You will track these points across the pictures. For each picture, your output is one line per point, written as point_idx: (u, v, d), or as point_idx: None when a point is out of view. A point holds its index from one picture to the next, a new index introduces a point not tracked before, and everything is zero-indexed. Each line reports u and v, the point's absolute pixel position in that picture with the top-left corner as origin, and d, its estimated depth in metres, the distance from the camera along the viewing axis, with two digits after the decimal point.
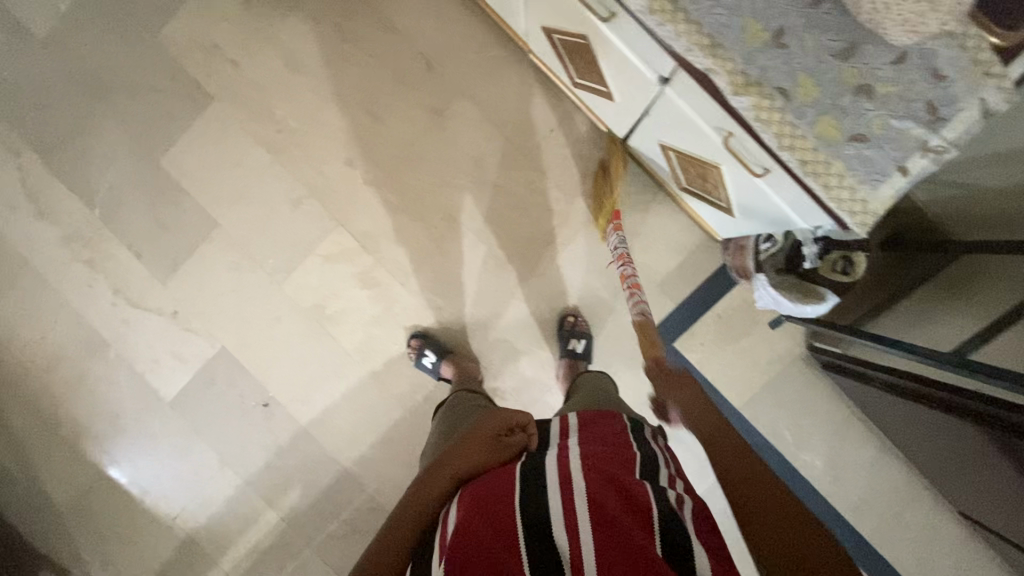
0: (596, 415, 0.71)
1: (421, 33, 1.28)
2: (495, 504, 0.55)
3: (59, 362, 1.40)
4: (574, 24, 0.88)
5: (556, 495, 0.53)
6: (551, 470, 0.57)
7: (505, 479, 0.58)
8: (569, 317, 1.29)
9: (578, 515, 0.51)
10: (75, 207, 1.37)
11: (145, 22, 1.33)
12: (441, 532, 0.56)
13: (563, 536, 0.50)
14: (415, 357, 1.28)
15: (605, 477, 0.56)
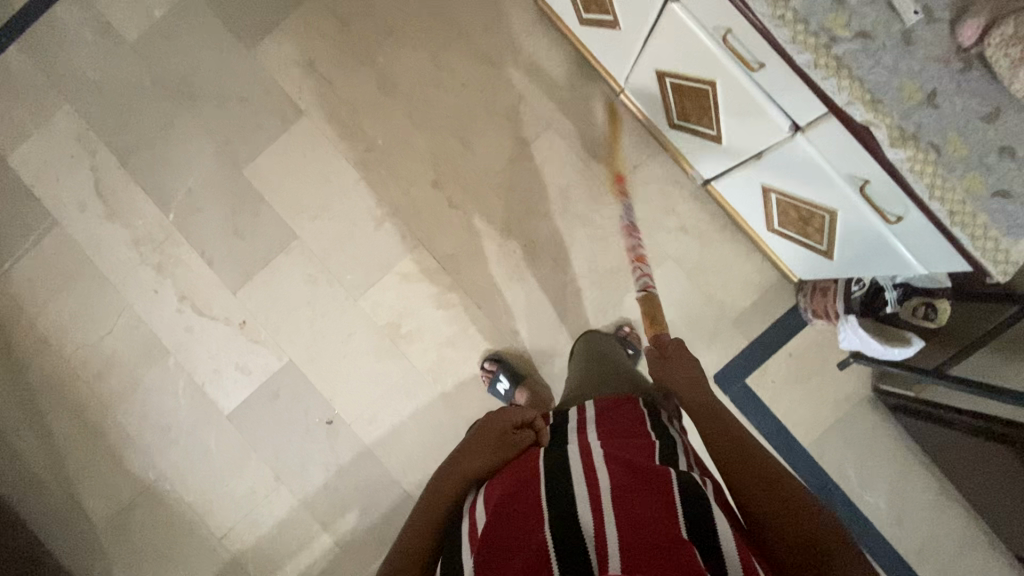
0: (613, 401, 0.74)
1: (514, 66, 1.34)
2: (511, 495, 0.59)
3: (112, 368, 1.35)
4: (701, 71, 0.93)
5: (581, 486, 0.57)
6: (575, 460, 0.61)
7: (523, 471, 0.62)
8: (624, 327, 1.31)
9: (599, 500, 0.56)
10: (148, 210, 1.35)
11: (241, 35, 1.35)
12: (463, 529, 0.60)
13: (587, 519, 0.54)
14: (489, 381, 1.28)
15: (627, 470, 0.59)
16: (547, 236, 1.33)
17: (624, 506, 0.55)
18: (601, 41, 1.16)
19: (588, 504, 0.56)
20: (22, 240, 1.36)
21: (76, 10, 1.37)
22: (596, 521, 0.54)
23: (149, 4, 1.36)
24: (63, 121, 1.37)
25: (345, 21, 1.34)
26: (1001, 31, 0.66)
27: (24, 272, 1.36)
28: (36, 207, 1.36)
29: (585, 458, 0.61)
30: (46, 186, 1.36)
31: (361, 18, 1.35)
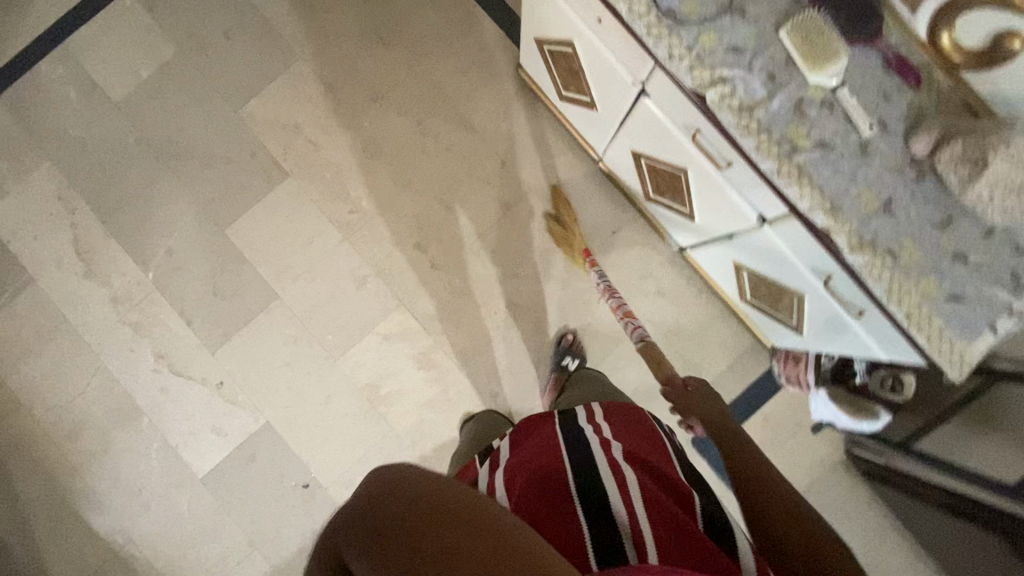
0: (622, 406, 0.79)
1: (497, 133, 1.37)
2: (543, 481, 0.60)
3: (84, 428, 1.33)
4: (673, 157, 0.96)
5: (605, 464, 0.62)
6: (599, 450, 0.65)
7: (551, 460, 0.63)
8: (567, 335, 1.33)
9: (625, 485, 0.59)
10: (128, 268, 1.35)
11: (228, 98, 1.37)
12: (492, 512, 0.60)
13: (617, 502, 0.57)
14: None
15: (650, 472, 0.64)
16: (527, 298, 1.35)
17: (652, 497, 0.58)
18: (579, 116, 1.20)
19: (615, 488, 0.59)
20: None
21: (60, 69, 1.38)
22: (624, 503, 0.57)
23: (136, 65, 1.38)
24: (44, 178, 1.36)
25: (332, 86, 1.37)
26: (949, 150, 0.71)
27: None
28: (11, 265, 1.35)
29: (608, 453, 0.65)
30: (23, 243, 1.35)
31: (348, 83, 1.38)
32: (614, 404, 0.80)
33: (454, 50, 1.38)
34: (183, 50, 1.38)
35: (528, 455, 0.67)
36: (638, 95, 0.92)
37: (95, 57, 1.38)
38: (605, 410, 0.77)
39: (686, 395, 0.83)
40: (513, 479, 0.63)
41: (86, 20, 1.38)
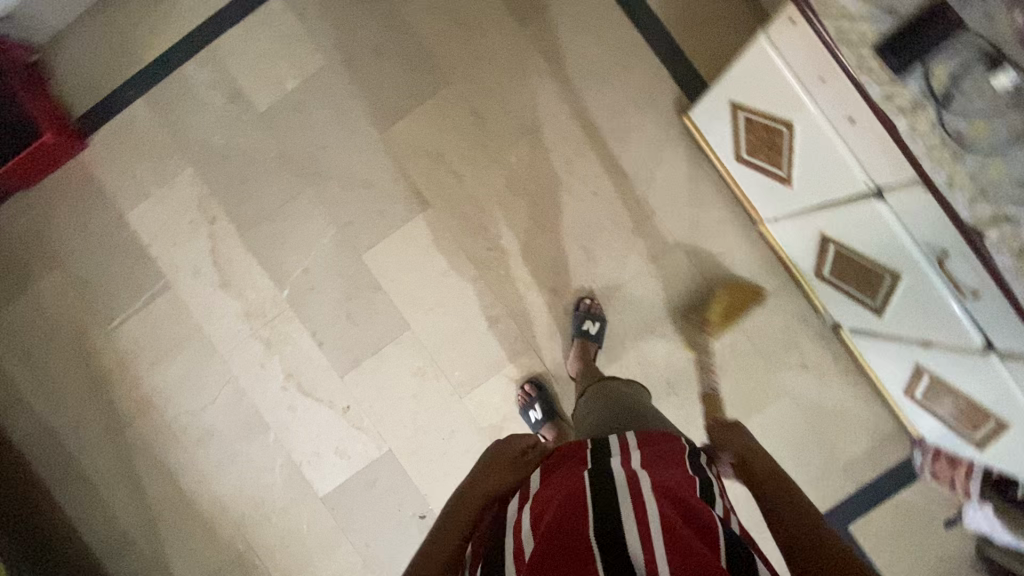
0: (654, 436, 0.72)
1: (650, 180, 1.30)
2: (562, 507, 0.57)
3: (211, 436, 1.36)
4: (886, 260, 0.90)
5: (623, 488, 0.58)
6: (625, 490, 0.58)
7: (575, 486, 0.60)
8: (585, 300, 1.31)
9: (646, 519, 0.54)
10: (263, 284, 1.34)
11: (374, 118, 1.33)
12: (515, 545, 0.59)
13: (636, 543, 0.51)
14: (523, 404, 1.29)
15: (670, 495, 0.58)
16: (662, 356, 1.31)
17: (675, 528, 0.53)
18: (758, 181, 1.13)
19: (634, 523, 0.53)
20: (133, 299, 1.36)
21: (208, 73, 1.35)
22: (643, 542, 0.51)
23: (283, 74, 1.33)
24: (185, 184, 1.35)
25: (481, 115, 1.32)
26: None
27: (132, 330, 1.36)
28: (150, 268, 1.36)
29: (632, 484, 0.59)
30: (162, 248, 1.35)
31: (498, 114, 1.32)
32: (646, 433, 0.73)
33: (611, 88, 1.30)
34: (332, 63, 1.33)
35: (556, 481, 0.63)
36: (866, 195, 0.85)
37: (242, 62, 1.34)
38: (637, 440, 0.71)
39: (716, 428, 0.82)
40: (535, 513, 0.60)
41: (237, 23, 1.34)
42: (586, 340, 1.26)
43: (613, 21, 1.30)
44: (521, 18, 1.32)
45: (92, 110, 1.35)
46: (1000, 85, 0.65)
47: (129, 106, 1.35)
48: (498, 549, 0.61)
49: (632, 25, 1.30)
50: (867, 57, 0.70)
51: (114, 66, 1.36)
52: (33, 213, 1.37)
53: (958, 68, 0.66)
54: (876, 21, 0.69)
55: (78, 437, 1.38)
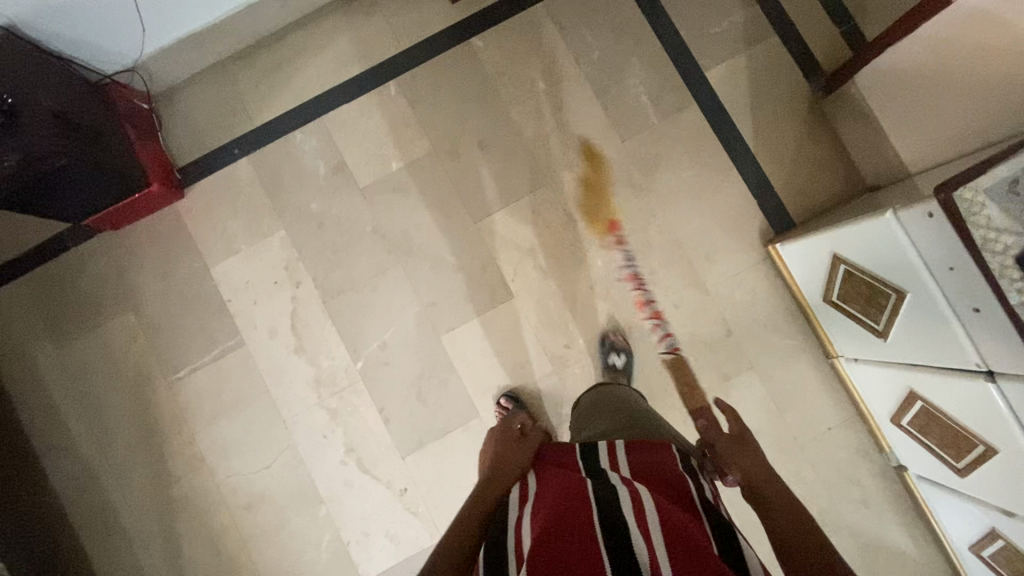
0: (651, 443, 0.79)
1: (730, 301, 1.35)
2: (564, 511, 0.63)
3: (259, 502, 1.32)
4: (982, 431, 0.94)
5: (629, 502, 0.64)
6: (627, 500, 0.64)
7: (579, 493, 0.66)
8: (609, 334, 1.35)
9: (649, 522, 0.61)
10: (338, 353, 1.34)
11: (471, 207, 1.38)
12: (516, 540, 0.64)
13: (640, 539, 0.58)
14: (503, 417, 1.29)
15: (669, 511, 0.64)
16: None
17: (676, 531, 0.60)
18: (843, 323, 1.16)
19: (639, 529, 0.60)
20: (202, 351, 1.35)
21: (315, 142, 1.39)
22: (645, 537, 0.59)
23: (388, 154, 1.39)
24: (275, 245, 1.36)
25: (573, 218, 1.38)
26: None
27: (196, 383, 1.34)
28: (226, 322, 1.35)
29: (631, 488, 0.67)
30: (242, 304, 1.36)
31: (590, 218, 1.38)
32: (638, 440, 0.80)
33: (701, 210, 1.37)
34: (436, 150, 1.39)
35: (556, 487, 0.70)
36: (975, 373, 0.89)
37: (350, 138, 1.39)
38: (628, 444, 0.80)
39: (723, 439, 0.83)
40: (538, 510, 0.66)
41: (349, 100, 1.39)
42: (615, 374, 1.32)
43: (709, 146, 1.37)
44: (621, 132, 1.39)
45: (194, 163, 1.38)
46: None
47: (232, 164, 1.38)
48: (500, 537, 0.67)
49: (726, 154, 1.37)
50: (1009, 266, 0.74)
51: (222, 124, 1.39)
52: (116, 254, 1.37)
53: None
54: None
55: (120, 485, 1.33)
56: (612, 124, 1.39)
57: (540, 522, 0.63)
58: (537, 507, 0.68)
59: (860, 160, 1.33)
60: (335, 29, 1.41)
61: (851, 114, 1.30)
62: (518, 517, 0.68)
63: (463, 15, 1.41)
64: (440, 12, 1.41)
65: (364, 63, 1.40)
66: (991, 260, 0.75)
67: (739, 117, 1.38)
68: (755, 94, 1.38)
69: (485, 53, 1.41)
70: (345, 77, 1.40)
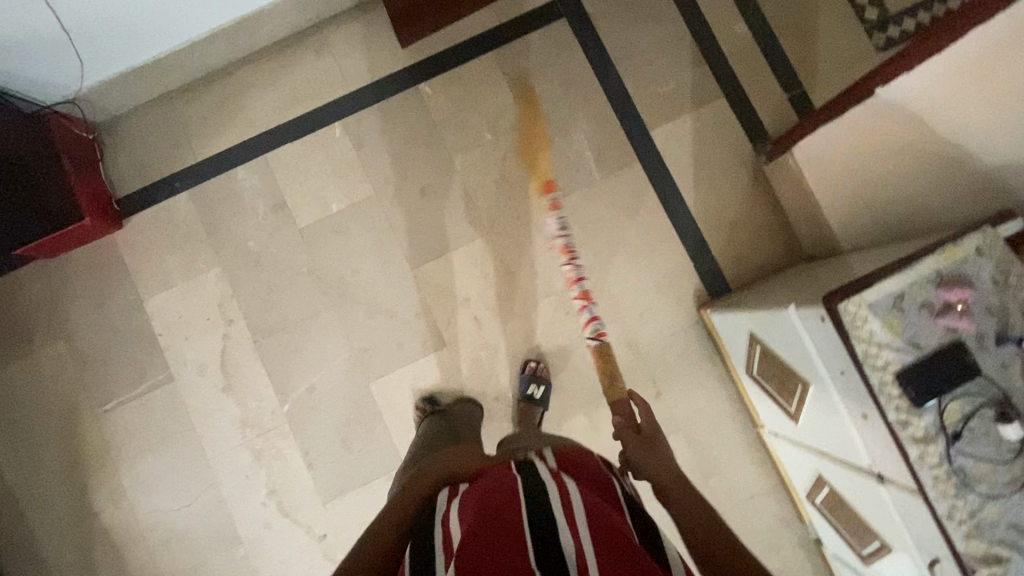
0: (578, 455, 0.80)
1: (662, 363, 1.34)
2: (493, 505, 0.61)
3: (178, 539, 1.32)
4: (879, 527, 0.93)
5: (557, 497, 0.63)
6: (555, 494, 0.64)
7: (509, 487, 0.64)
8: (531, 363, 1.34)
9: (574, 513, 0.61)
10: (266, 394, 1.34)
11: (408, 254, 1.38)
12: (444, 536, 0.61)
13: (566, 529, 0.58)
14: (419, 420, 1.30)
15: (598, 507, 0.64)
16: None
17: (600, 523, 0.60)
18: (762, 398, 1.16)
19: (565, 523, 0.59)
20: (131, 385, 1.34)
21: (256, 180, 1.38)
22: (571, 528, 0.58)
23: (329, 197, 1.38)
24: (210, 282, 1.36)
25: (511, 270, 1.37)
26: None
27: (123, 416, 1.34)
28: (156, 357, 1.35)
29: (559, 484, 0.67)
30: (173, 339, 1.35)
31: (528, 271, 1.37)
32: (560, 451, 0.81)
33: (639, 269, 1.36)
34: (378, 195, 1.38)
35: (485, 482, 0.67)
36: (868, 473, 0.88)
37: (292, 178, 1.38)
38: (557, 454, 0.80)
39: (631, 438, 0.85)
40: (467, 504, 0.64)
41: (294, 139, 1.39)
42: (531, 404, 1.29)
43: (650, 206, 1.37)
44: (564, 186, 1.39)
45: (134, 194, 1.38)
46: (1006, 435, 0.72)
47: (172, 197, 1.38)
48: (428, 532, 0.64)
49: (666, 215, 1.37)
50: (887, 381, 0.74)
51: (165, 157, 1.39)
52: (51, 283, 1.36)
53: (965, 410, 0.73)
54: (898, 352, 0.74)
55: (41, 514, 1.33)
56: (556, 177, 1.39)
57: (467, 515, 0.61)
58: (466, 500, 0.65)
59: (798, 230, 1.33)
60: (283, 68, 1.40)
61: (789, 183, 1.28)
62: (446, 513, 0.65)
63: (413, 60, 1.41)
64: (390, 56, 1.41)
65: (310, 103, 1.40)
66: (872, 374, 0.75)
67: (682, 178, 1.38)
68: (699, 155, 1.38)
69: (433, 99, 1.40)
70: (290, 116, 1.39)
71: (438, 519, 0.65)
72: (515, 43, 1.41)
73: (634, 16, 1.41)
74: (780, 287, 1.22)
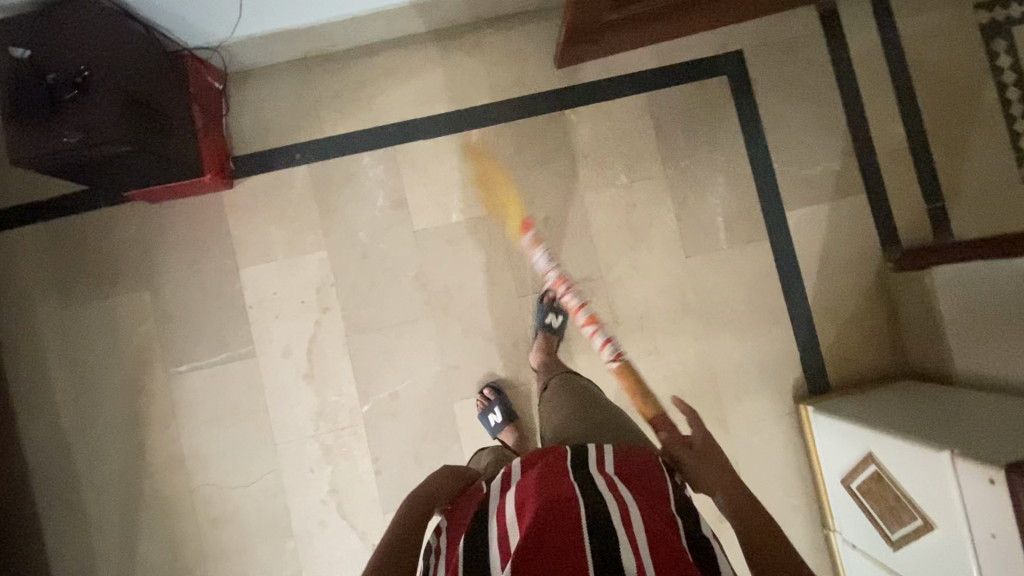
0: (634, 452, 0.78)
1: (746, 445, 1.34)
2: (551, 500, 0.63)
3: (229, 519, 1.28)
4: None
5: (614, 502, 0.64)
6: (612, 500, 0.65)
7: (565, 484, 0.66)
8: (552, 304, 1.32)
9: (632, 519, 0.62)
10: (348, 391, 1.30)
11: (519, 281, 1.34)
12: (500, 533, 0.63)
13: (625, 535, 0.59)
14: (483, 408, 1.28)
15: (652, 517, 0.65)
16: None
17: (660, 544, 0.60)
18: (855, 512, 1.15)
19: (624, 530, 0.60)
20: (212, 352, 1.29)
21: (381, 171, 1.33)
22: (630, 536, 0.60)
23: (451, 204, 1.34)
24: (313, 265, 1.31)
25: (617, 320, 1.35)
26: None
27: (196, 382, 1.29)
28: (242, 330, 1.30)
29: (617, 491, 0.67)
30: (263, 315, 1.30)
31: (634, 323, 1.35)
32: (622, 449, 0.78)
33: (744, 347, 1.34)
34: (501, 213, 1.34)
35: (538, 477, 0.69)
36: None
37: (417, 177, 1.33)
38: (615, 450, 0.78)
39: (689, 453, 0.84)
40: (524, 497, 0.66)
41: (427, 137, 1.33)
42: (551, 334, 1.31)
43: (768, 287, 1.35)
44: (688, 247, 1.36)
45: (252, 157, 1.31)
46: None
47: (290, 169, 1.32)
48: (481, 523, 0.66)
49: (783, 299, 1.35)
50: None
51: (291, 125, 1.32)
52: (148, 230, 1.30)
53: None
54: None
55: (92, 466, 1.28)
56: (682, 236, 1.36)
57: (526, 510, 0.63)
58: (520, 494, 0.67)
59: (911, 348, 1.32)
60: (431, 60, 1.33)
61: (918, 302, 1.27)
62: (502, 507, 0.67)
63: (565, 83, 1.36)
64: (543, 73, 1.35)
65: (451, 103, 1.34)
66: None
67: (807, 266, 1.36)
68: (828, 248, 1.36)
69: (576, 129, 1.36)
70: (428, 111, 1.34)
71: (493, 509, 0.68)
72: (671, 91, 1.37)
73: (795, 93, 1.38)
74: (890, 404, 1.21)
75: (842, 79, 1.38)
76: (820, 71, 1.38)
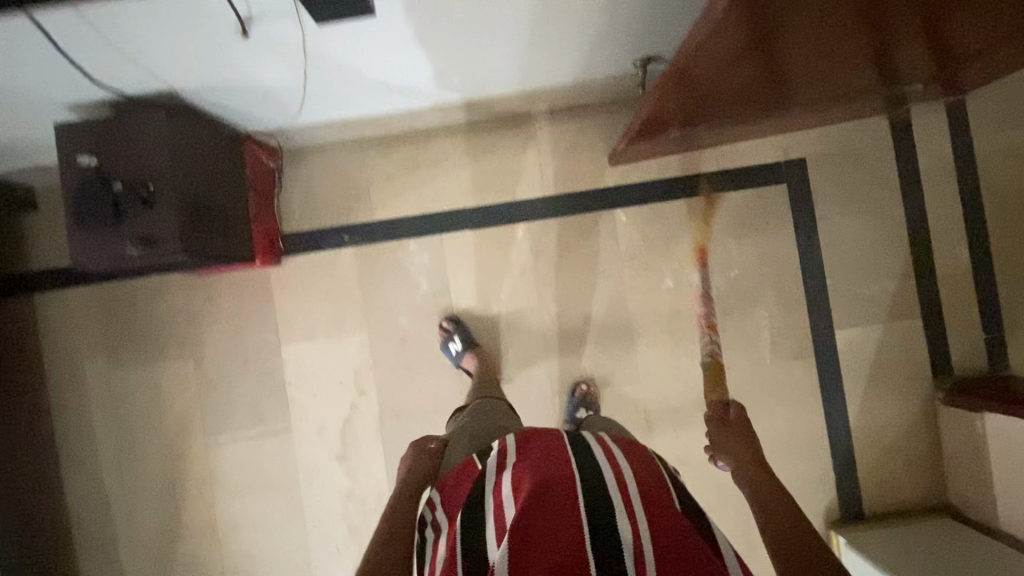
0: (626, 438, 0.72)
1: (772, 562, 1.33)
2: (548, 482, 0.59)
3: None
4: None
5: (611, 480, 0.60)
6: (609, 476, 0.61)
7: (564, 467, 0.61)
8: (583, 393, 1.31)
9: (630, 495, 0.59)
10: (378, 473, 1.32)
11: (556, 377, 1.33)
12: (495, 514, 0.59)
13: (622, 513, 0.57)
14: None
15: (651, 492, 0.61)
16: None
17: (658, 512, 0.57)
18: None
19: (623, 512, 0.57)
20: (249, 425, 1.32)
21: (426, 257, 1.32)
22: (629, 516, 0.57)
23: (493, 295, 1.33)
24: (353, 347, 1.32)
25: (652, 424, 1.33)
26: None
27: (232, 452, 1.32)
28: (280, 406, 1.32)
29: (613, 465, 0.63)
30: (300, 392, 1.32)
31: (670, 430, 1.33)
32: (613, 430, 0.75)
33: (779, 464, 1.32)
34: (543, 308, 1.33)
35: (535, 457, 0.64)
36: None
37: (462, 265, 1.33)
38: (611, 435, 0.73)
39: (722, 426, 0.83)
40: (519, 477, 0.62)
41: (474, 227, 1.33)
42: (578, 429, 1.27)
43: (809, 404, 1.32)
44: (731, 357, 1.33)
45: (301, 235, 1.32)
46: None
47: (337, 249, 1.32)
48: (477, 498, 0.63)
49: (824, 418, 1.32)
50: None
51: (341, 206, 1.32)
52: (196, 301, 1.32)
53: None
54: None
55: (129, 526, 1.32)
56: (725, 345, 1.33)
57: (521, 494, 0.59)
58: (515, 474, 0.63)
59: (953, 482, 1.28)
60: (484, 148, 1.32)
61: (965, 442, 1.23)
62: (496, 482, 0.63)
63: (618, 180, 1.33)
64: (596, 170, 1.33)
65: (502, 194, 1.32)
66: None
67: (851, 387, 1.32)
68: (875, 370, 1.32)
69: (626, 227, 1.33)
70: (478, 201, 1.33)
71: (487, 486, 0.63)
72: (726, 195, 1.33)
73: (857, 205, 1.33)
74: (923, 551, 1.17)
75: (908, 194, 1.33)
76: (886, 185, 1.33)
